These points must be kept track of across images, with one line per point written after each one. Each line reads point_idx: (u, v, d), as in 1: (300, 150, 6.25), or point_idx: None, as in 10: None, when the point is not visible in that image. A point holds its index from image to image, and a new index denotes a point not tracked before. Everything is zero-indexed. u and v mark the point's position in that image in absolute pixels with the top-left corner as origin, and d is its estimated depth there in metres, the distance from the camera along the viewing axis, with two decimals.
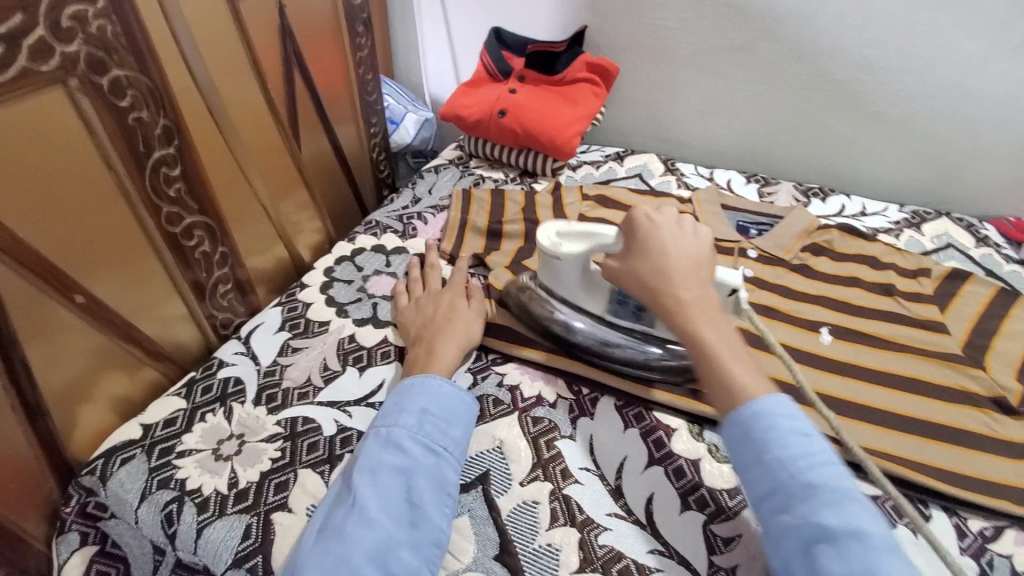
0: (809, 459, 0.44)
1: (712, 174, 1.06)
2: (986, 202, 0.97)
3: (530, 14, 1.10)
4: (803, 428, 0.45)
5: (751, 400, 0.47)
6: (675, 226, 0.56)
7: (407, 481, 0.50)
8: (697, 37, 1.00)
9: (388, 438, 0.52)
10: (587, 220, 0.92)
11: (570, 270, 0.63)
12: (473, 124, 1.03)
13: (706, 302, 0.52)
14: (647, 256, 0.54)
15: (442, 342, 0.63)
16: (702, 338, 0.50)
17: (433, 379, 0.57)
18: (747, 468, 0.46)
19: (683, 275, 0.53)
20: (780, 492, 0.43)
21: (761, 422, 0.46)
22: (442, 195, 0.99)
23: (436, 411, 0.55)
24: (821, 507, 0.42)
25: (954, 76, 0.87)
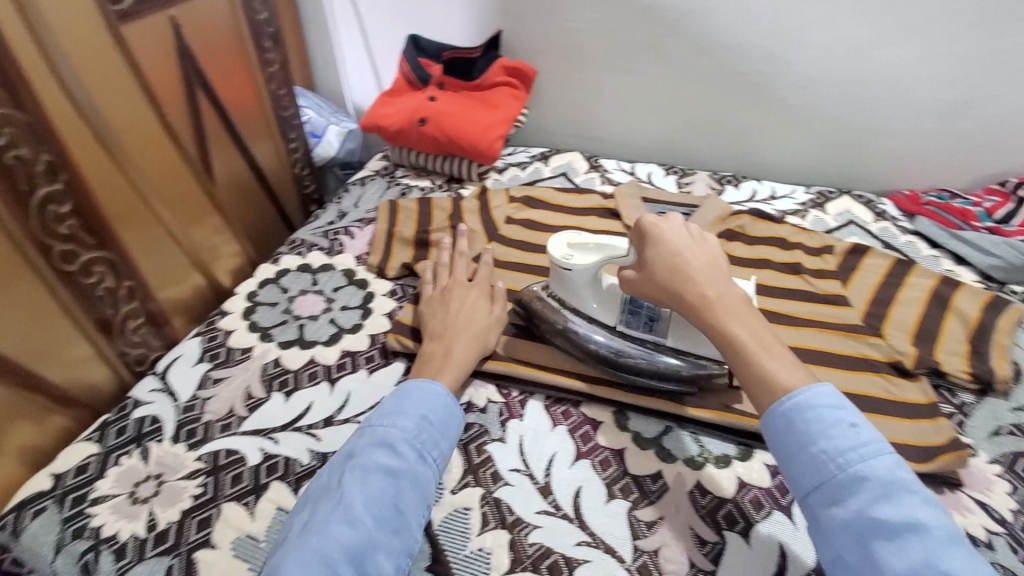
0: (859, 452, 0.45)
1: (634, 169, 1.10)
2: (882, 179, 1.04)
3: (447, 21, 1.11)
4: (851, 420, 0.46)
5: (793, 392, 0.49)
6: (685, 233, 0.58)
7: (396, 485, 0.50)
8: (608, 37, 1.02)
9: (382, 438, 0.52)
10: (515, 222, 0.93)
11: (583, 282, 0.64)
12: (395, 134, 1.02)
13: (729, 299, 0.54)
14: (670, 259, 0.56)
15: (461, 345, 0.63)
16: (731, 335, 0.52)
17: (434, 385, 0.57)
18: (793, 460, 0.47)
19: (706, 277, 0.55)
20: (829, 484, 0.45)
21: (805, 416, 0.47)
22: (369, 207, 0.98)
23: (434, 420, 0.55)
24: (872, 500, 0.43)
25: (843, 64, 0.93)
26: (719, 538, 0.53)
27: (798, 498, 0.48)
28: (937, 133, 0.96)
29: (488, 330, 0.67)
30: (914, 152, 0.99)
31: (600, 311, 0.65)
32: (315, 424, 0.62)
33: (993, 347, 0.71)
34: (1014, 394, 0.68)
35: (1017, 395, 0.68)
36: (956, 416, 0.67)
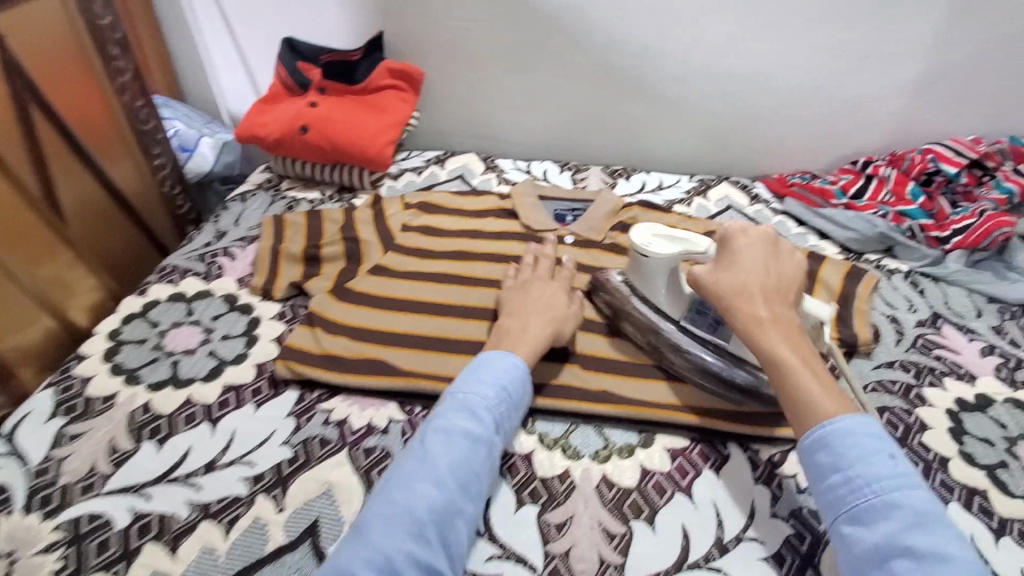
0: (896, 482, 0.47)
1: (529, 167, 1.11)
2: (755, 165, 1.12)
3: (324, 22, 1.05)
4: (891, 451, 0.49)
5: (833, 417, 0.52)
6: (764, 255, 0.62)
7: (476, 450, 0.54)
8: (492, 37, 1.02)
9: (467, 404, 0.56)
10: (411, 230, 0.91)
11: (657, 269, 0.68)
12: (275, 143, 0.96)
13: (780, 323, 0.58)
14: (743, 279, 0.60)
15: (536, 324, 0.66)
16: (777, 355, 0.56)
17: (513, 357, 0.61)
18: (827, 481, 0.50)
19: (764, 298, 0.59)
20: (860, 508, 0.48)
21: (844, 439, 0.50)
22: (251, 225, 0.91)
23: (512, 392, 0.59)
24: (905, 528, 0.45)
25: (711, 59, 0.99)
26: (625, 528, 0.54)
27: (826, 519, 0.50)
28: (797, 120, 1.05)
29: (565, 319, 0.68)
30: (780, 138, 1.08)
31: (667, 303, 0.68)
32: (195, 472, 0.56)
33: (854, 314, 0.78)
34: (875, 354, 0.75)
35: (878, 355, 0.74)
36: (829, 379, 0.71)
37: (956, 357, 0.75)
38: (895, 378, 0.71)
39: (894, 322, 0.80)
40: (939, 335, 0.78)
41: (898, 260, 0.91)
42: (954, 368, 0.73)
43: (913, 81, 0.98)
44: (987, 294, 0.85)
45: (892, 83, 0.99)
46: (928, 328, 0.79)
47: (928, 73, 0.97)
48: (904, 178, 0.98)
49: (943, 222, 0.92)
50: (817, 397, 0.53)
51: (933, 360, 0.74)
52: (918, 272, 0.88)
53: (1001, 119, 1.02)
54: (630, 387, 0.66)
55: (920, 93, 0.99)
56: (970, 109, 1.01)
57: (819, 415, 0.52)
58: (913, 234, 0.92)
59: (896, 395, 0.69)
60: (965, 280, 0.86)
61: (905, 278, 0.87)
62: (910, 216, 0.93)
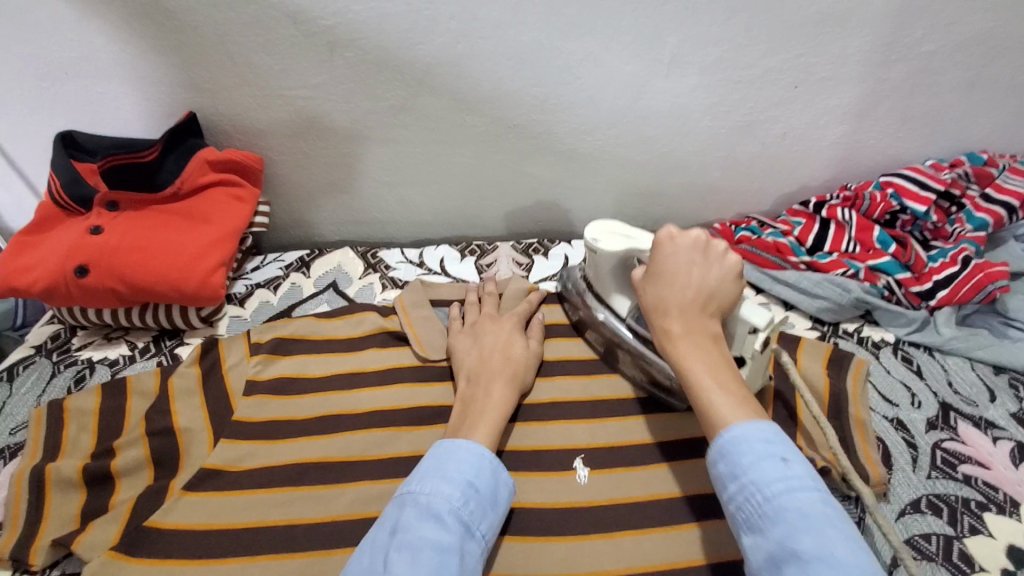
0: (786, 484, 0.41)
1: (422, 257, 0.88)
2: (692, 214, 0.95)
3: (112, 107, 0.77)
4: (784, 453, 0.43)
5: (728, 428, 0.45)
6: (693, 258, 0.53)
7: (446, 558, 0.43)
8: (343, 104, 0.77)
9: (429, 506, 0.46)
10: (257, 389, 0.64)
11: (604, 264, 0.63)
12: (46, 293, 0.68)
13: (696, 337, 0.50)
14: (664, 287, 0.53)
15: (498, 385, 0.60)
16: (682, 369, 0.49)
17: (475, 444, 0.51)
18: (725, 493, 0.44)
19: (682, 306, 0.52)
20: (752, 517, 0.41)
21: (737, 447, 0.43)
22: (18, 423, 0.63)
23: (480, 486, 0.49)
24: (795, 533, 0.39)
25: (623, 103, 0.79)
26: None
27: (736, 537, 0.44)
28: (733, 160, 0.87)
29: (524, 368, 0.64)
30: (716, 182, 0.90)
31: (615, 296, 0.65)
32: None
33: (853, 426, 0.60)
34: (893, 492, 0.57)
35: (897, 493, 0.57)
36: None
37: (987, 474, 0.58)
38: (927, 531, 0.54)
39: (901, 428, 0.62)
40: (958, 440, 0.61)
41: (880, 328, 0.74)
42: (991, 496, 0.56)
43: (860, 102, 0.82)
44: (992, 363, 0.69)
45: (838, 108, 0.82)
46: (942, 431, 0.62)
47: (875, 92, 0.81)
48: (868, 222, 0.81)
49: (922, 273, 0.76)
50: (716, 412, 0.46)
51: (962, 487, 0.57)
52: (906, 341, 0.72)
53: (955, 132, 0.88)
54: None
55: (869, 115, 0.84)
56: (923, 126, 0.86)
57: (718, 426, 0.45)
58: (892, 292, 0.75)
59: (936, 561, 0.51)
60: (964, 347, 0.70)
61: (895, 354, 0.71)
62: (885, 271, 0.77)
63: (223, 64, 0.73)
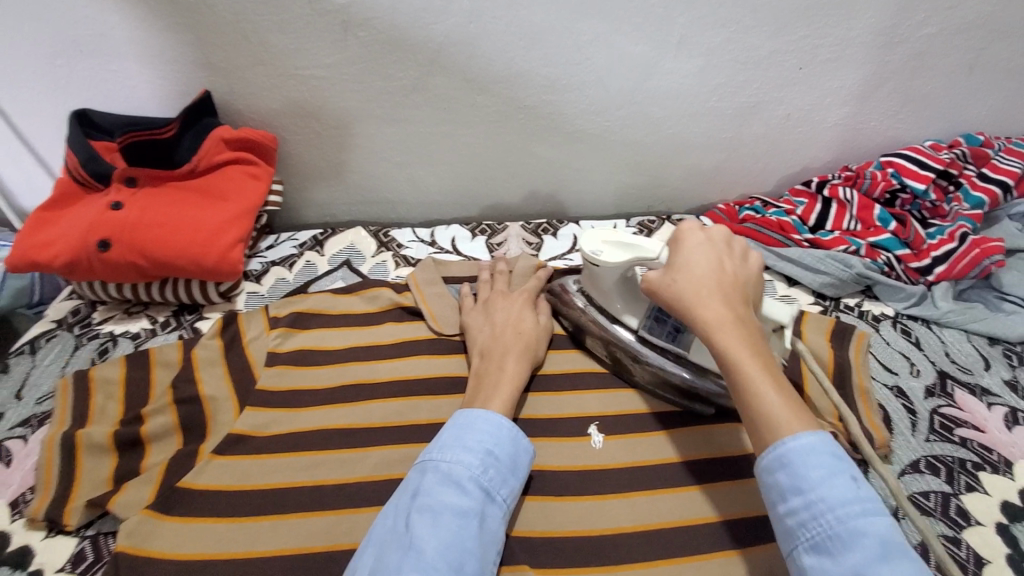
0: (859, 506, 0.39)
1: (433, 236, 0.89)
2: (696, 195, 0.97)
3: (127, 86, 0.77)
4: (853, 474, 0.41)
5: (797, 433, 0.43)
6: (723, 254, 0.53)
7: (467, 526, 0.45)
8: (357, 84, 0.78)
9: (450, 475, 0.47)
10: (278, 361, 0.65)
11: (609, 275, 0.63)
12: (68, 268, 0.69)
13: (745, 329, 0.48)
14: (704, 278, 0.51)
15: (512, 357, 0.61)
16: (734, 359, 0.46)
17: (497, 416, 0.52)
18: (784, 506, 0.42)
19: (724, 299, 0.50)
20: (822, 537, 0.40)
21: (805, 463, 0.42)
22: (44, 392, 0.64)
23: (501, 455, 0.50)
24: (873, 558, 0.37)
25: (631, 83, 0.81)
26: None
27: (790, 556, 0.42)
28: (738, 142, 0.89)
29: (536, 343, 0.65)
30: (721, 164, 0.92)
31: (624, 312, 0.64)
32: None
33: (856, 394, 0.63)
34: (893, 454, 0.59)
35: (898, 455, 0.59)
36: None
37: (982, 437, 0.61)
38: (925, 489, 0.56)
39: (901, 396, 0.65)
40: (955, 406, 0.64)
41: (880, 302, 0.77)
42: (986, 457, 0.59)
43: (862, 84, 0.84)
44: (987, 335, 0.72)
45: (841, 91, 0.84)
46: (940, 398, 0.65)
47: (877, 74, 0.83)
48: (869, 201, 0.83)
49: (919, 251, 0.79)
50: (780, 409, 0.44)
51: (959, 449, 0.60)
52: (905, 314, 0.75)
53: (953, 114, 0.90)
54: None
55: (870, 97, 0.86)
56: (922, 108, 0.88)
57: (787, 425, 0.43)
58: (892, 267, 0.78)
59: (935, 516, 0.54)
60: (960, 320, 0.73)
61: (894, 326, 0.74)
62: (885, 247, 0.79)
63: (239, 43, 0.73)
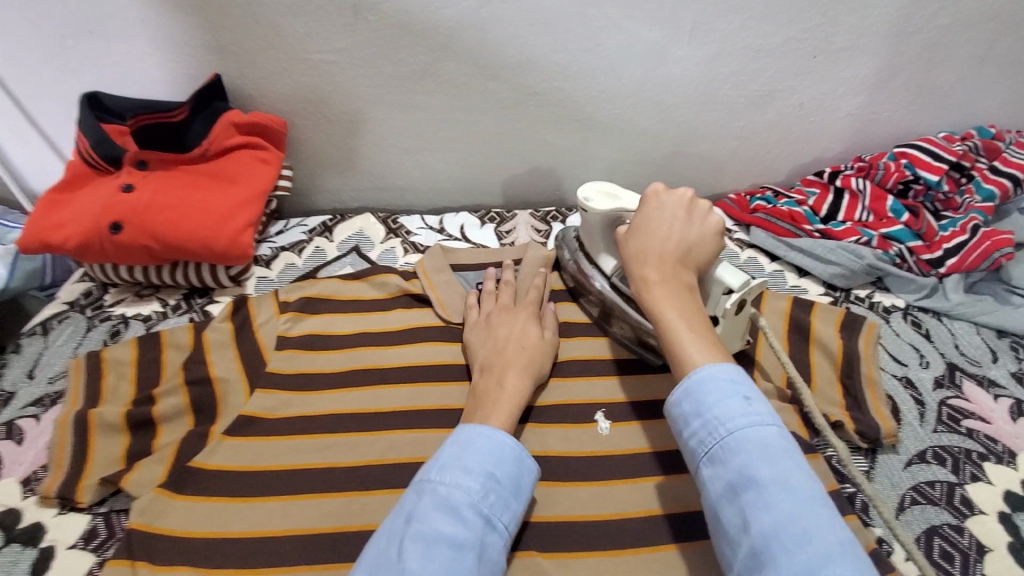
0: (747, 418, 0.40)
1: (442, 223, 0.89)
2: (706, 185, 0.96)
3: (137, 69, 0.77)
4: (746, 391, 0.42)
5: (697, 369, 0.44)
6: (678, 215, 0.53)
7: (464, 560, 0.41)
8: (367, 69, 0.78)
9: (448, 500, 0.44)
10: (288, 345, 0.65)
11: (594, 224, 0.65)
12: (81, 250, 0.69)
13: (672, 285, 0.50)
14: (645, 239, 0.53)
15: (514, 373, 0.58)
16: (656, 315, 0.48)
17: (500, 436, 0.49)
18: (686, 430, 0.43)
19: (659, 256, 0.51)
20: (712, 449, 0.41)
21: (701, 385, 0.42)
22: (55, 373, 0.65)
23: (501, 477, 0.47)
24: (754, 463, 0.38)
25: (643, 70, 0.80)
26: None
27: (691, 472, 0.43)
28: (750, 131, 0.89)
29: (543, 358, 0.61)
30: (732, 153, 0.92)
31: (602, 255, 0.66)
32: None
33: (864, 384, 0.62)
34: (901, 444, 0.59)
35: (904, 445, 0.59)
36: (857, 497, 0.55)
37: (988, 428, 0.61)
38: (931, 478, 0.56)
39: (909, 386, 0.65)
40: (963, 398, 0.64)
41: (891, 294, 0.76)
42: (992, 447, 0.59)
43: (877, 73, 0.83)
44: (995, 328, 0.71)
45: (855, 80, 0.83)
46: (948, 389, 0.64)
47: (893, 63, 0.82)
48: (881, 191, 0.83)
49: (932, 242, 0.79)
50: (688, 353, 0.45)
51: (966, 440, 0.59)
52: (915, 307, 0.74)
53: (968, 106, 0.89)
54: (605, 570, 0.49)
55: (885, 87, 0.85)
56: (936, 99, 0.88)
57: (687, 367, 0.44)
58: (903, 259, 0.77)
59: (941, 506, 0.54)
60: (970, 312, 0.72)
61: (904, 318, 0.73)
62: (897, 239, 0.78)
63: (250, 26, 0.73)
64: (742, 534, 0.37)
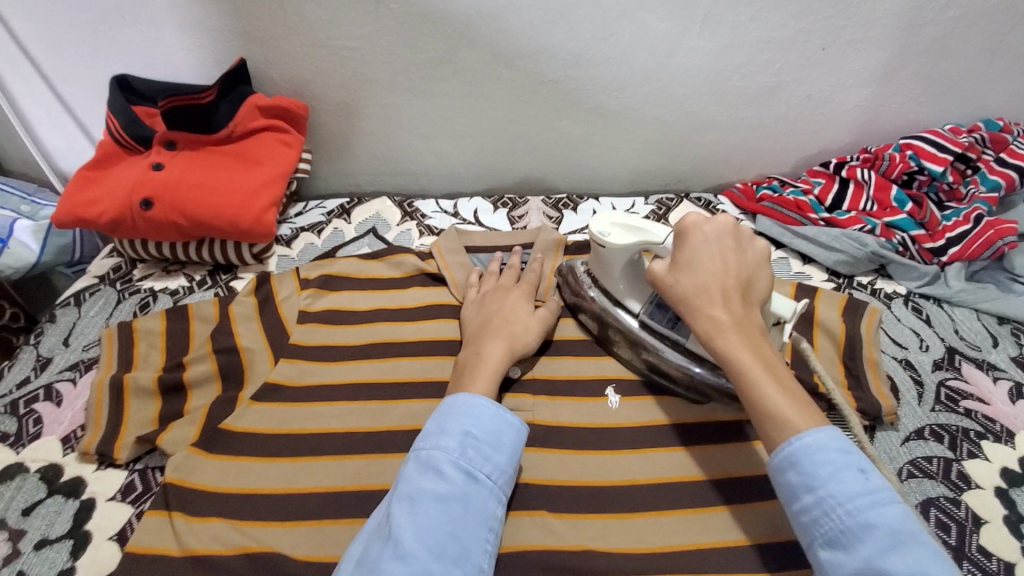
0: (869, 499, 0.41)
1: (456, 208, 0.92)
2: (714, 175, 0.98)
3: (166, 52, 0.80)
4: (861, 466, 0.42)
5: (799, 433, 0.44)
6: (729, 245, 0.53)
7: (446, 511, 0.46)
8: (387, 56, 0.80)
9: (429, 461, 0.48)
10: (311, 319, 0.68)
11: (616, 261, 0.62)
12: (111, 225, 0.72)
13: (745, 328, 0.49)
14: (705, 273, 0.51)
15: (492, 343, 0.60)
16: (737, 362, 0.47)
17: (477, 399, 0.52)
18: (797, 503, 0.43)
19: (721, 295, 0.50)
20: (833, 530, 0.41)
21: (812, 459, 0.43)
22: (89, 341, 0.68)
23: (480, 435, 0.50)
24: (883, 549, 0.39)
25: (655, 60, 0.82)
26: None
27: (806, 548, 0.44)
28: (758, 121, 0.91)
29: (527, 330, 0.63)
30: (741, 143, 0.94)
31: (626, 295, 0.63)
32: None
33: (866, 365, 0.64)
34: (900, 421, 0.61)
35: (904, 423, 0.61)
36: None
37: (986, 409, 0.63)
38: (928, 454, 0.58)
39: (909, 367, 0.67)
40: (962, 379, 0.66)
41: (894, 281, 0.78)
42: (989, 426, 0.61)
43: (884, 66, 0.85)
44: (996, 314, 0.73)
45: (862, 73, 0.85)
46: (947, 370, 0.67)
47: (900, 56, 0.84)
48: (885, 182, 0.85)
49: (935, 231, 0.80)
50: (781, 409, 0.45)
51: (964, 419, 0.62)
52: (917, 294, 0.76)
53: (974, 100, 0.91)
54: (614, 533, 0.52)
55: (891, 80, 0.87)
56: (942, 92, 0.89)
57: (785, 427, 0.44)
58: (906, 247, 0.79)
59: (937, 479, 0.56)
60: (972, 299, 0.74)
61: (906, 305, 0.75)
62: (900, 228, 0.81)
63: (274, 12, 0.76)
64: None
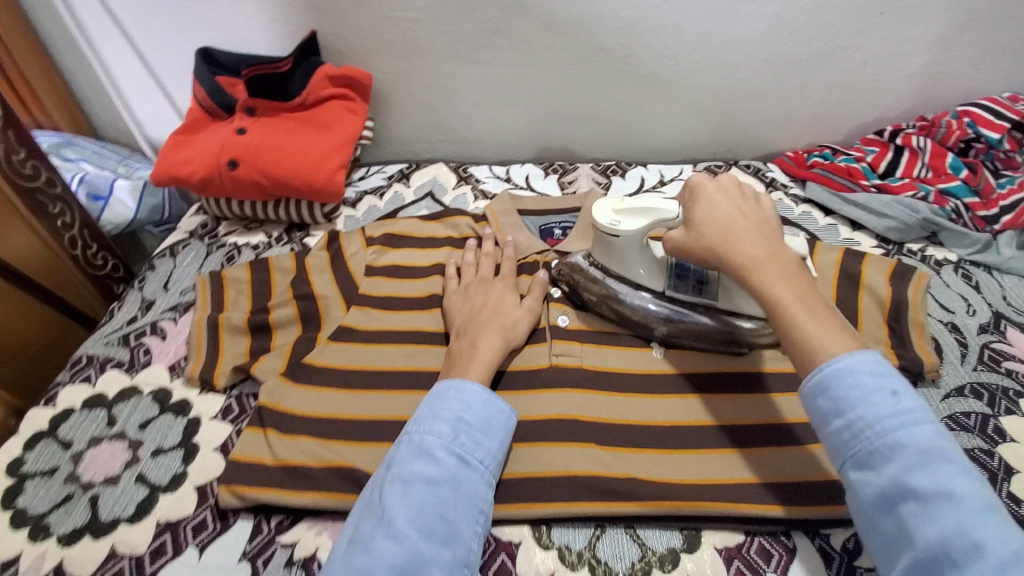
0: (898, 420, 0.42)
1: (509, 173, 0.96)
2: (764, 144, 0.99)
3: (245, 27, 0.87)
4: (892, 387, 0.44)
5: (835, 357, 0.46)
6: (735, 199, 0.57)
7: (435, 493, 0.47)
8: (447, 25, 0.84)
9: (421, 445, 0.50)
10: (376, 272, 0.73)
11: (628, 248, 0.64)
12: (202, 182, 0.80)
13: (779, 264, 0.52)
14: (723, 221, 0.54)
15: (486, 336, 0.61)
16: (777, 298, 0.50)
17: (478, 387, 0.54)
18: (829, 427, 0.45)
19: (749, 237, 0.53)
20: (861, 450, 0.43)
21: (844, 382, 0.45)
22: (185, 287, 0.76)
23: (472, 420, 0.52)
24: (910, 467, 0.40)
25: (708, 26, 0.83)
26: None
27: (838, 470, 0.45)
28: (812, 88, 0.90)
29: (514, 325, 0.64)
30: (792, 111, 0.94)
31: (648, 278, 0.65)
32: None
33: (911, 327, 0.65)
34: (941, 379, 0.63)
35: (944, 380, 0.63)
36: None
37: None
38: (968, 410, 0.60)
39: (954, 331, 0.68)
40: (1006, 342, 0.66)
41: (944, 249, 0.79)
42: None
43: (947, 30, 0.83)
44: None
45: (923, 37, 0.84)
46: (992, 334, 0.67)
47: (962, 20, 0.82)
48: (942, 149, 0.84)
49: (988, 199, 0.80)
50: (817, 336, 0.47)
51: (1004, 379, 0.63)
52: (968, 261, 0.76)
53: None
54: (657, 469, 0.55)
55: (953, 44, 0.85)
56: (1008, 57, 0.87)
57: (820, 355, 0.47)
58: (959, 215, 0.79)
59: (973, 432, 0.58)
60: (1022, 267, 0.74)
61: (955, 271, 0.75)
62: (953, 194, 0.81)
63: None
64: (905, 543, 0.39)
